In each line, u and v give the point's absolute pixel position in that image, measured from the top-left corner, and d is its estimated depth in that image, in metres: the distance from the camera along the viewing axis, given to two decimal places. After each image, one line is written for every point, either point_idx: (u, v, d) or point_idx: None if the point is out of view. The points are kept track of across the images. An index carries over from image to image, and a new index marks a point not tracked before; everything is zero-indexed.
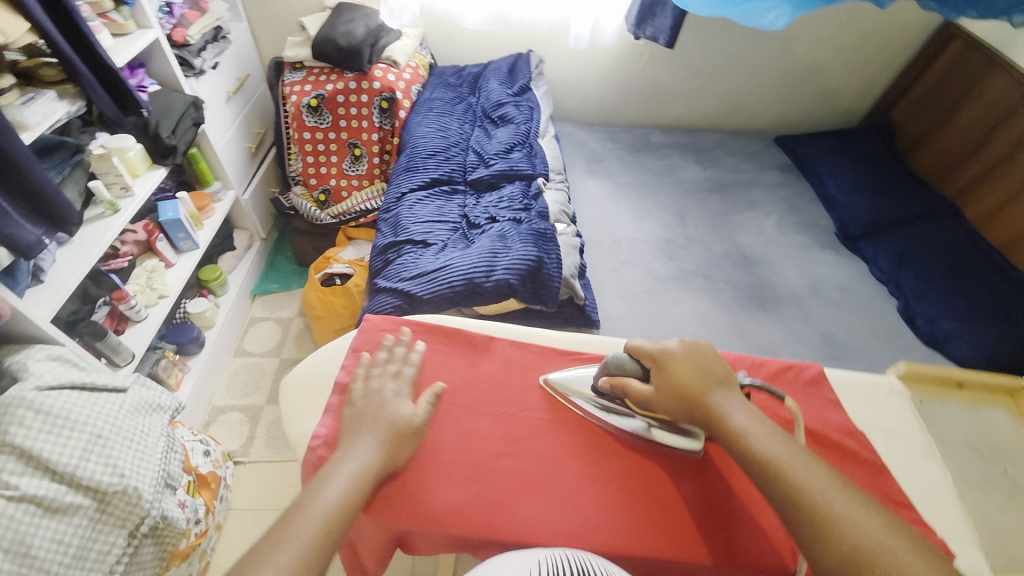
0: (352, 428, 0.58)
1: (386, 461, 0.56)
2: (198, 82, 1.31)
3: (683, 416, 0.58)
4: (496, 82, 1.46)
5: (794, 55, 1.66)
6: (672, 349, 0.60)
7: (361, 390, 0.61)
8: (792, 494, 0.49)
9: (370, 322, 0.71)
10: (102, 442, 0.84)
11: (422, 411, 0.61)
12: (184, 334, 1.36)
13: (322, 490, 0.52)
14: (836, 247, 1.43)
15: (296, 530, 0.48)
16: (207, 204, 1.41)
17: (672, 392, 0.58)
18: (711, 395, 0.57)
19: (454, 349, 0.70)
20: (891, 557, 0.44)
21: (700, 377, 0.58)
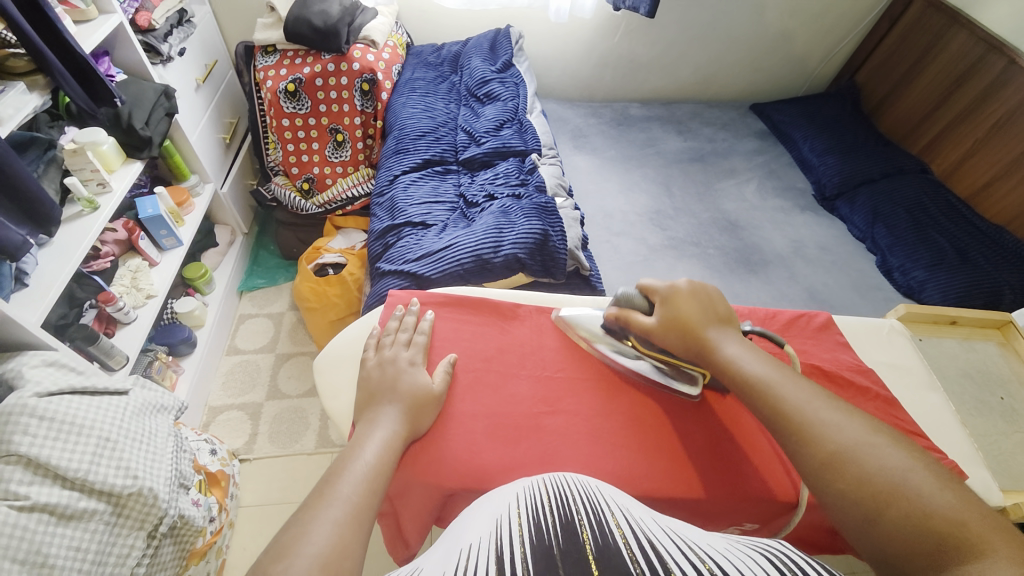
0: (370, 400, 0.57)
1: (409, 429, 0.56)
2: (166, 70, 1.24)
3: (681, 348, 0.60)
4: (478, 59, 1.44)
5: (765, 23, 1.70)
6: (679, 286, 0.63)
7: (373, 361, 0.61)
8: (778, 410, 0.51)
9: (394, 298, 0.72)
10: (112, 445, 0.81)
11: (439, 379, 0.61)
12: (174, 334, 1.31)
13: (359, 454, 0.51)
14: (815, 209, 1.49)
15: (340, 489, 0.46)
16: (186, 198, 1.35)
17: (673, 324, 0.60)
18: (709, 330, 0.59)
19: (483, 319, 0.72)
20: (869, 454, 0.46)
21: (702, 312, 0.60)
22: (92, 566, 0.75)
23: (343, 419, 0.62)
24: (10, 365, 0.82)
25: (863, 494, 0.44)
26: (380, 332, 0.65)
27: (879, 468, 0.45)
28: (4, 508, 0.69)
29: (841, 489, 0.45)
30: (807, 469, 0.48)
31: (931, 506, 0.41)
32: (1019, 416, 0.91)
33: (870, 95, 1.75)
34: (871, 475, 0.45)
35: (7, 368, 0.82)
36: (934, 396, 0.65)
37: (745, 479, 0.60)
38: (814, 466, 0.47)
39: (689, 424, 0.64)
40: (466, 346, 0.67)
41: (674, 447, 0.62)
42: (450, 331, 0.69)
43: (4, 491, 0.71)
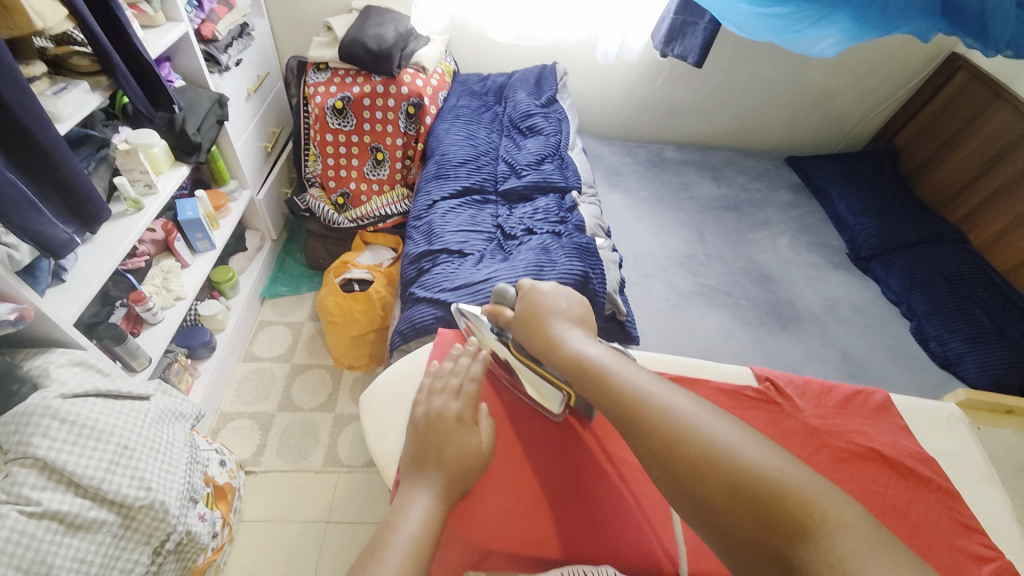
0: (416, 461, 0.55)
1: (455, 494, 0.54)
2: (222, 79, 1.28)
3: (530, 341, 0.64)
4: (523, 93, 1.46)
5: (807, 80, 1.72)
6: (540, 289, 0.68)
7: (421, 411, 0.58)
8: (614, 396, 0.53)
9: (444, 337, 0.70)
10: (129, 454, 0.79)
11: (487, 436, 0.59)
12: (195, 337, 1.31)
13: (402, 524, 0.49)
14: (849, 267, 1.48)
15: (384, 566, 0.45)
16: (224, 203, 1.37)
17: (530, 321, 0.65)
18: (559, 324, 0.63)
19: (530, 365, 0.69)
20: (693, 430, 0.47)
21: (559, 312, 0.65)
22: None
23: (386, 461, 0.60)
24: (37, 362, 0.82)
25: (685, 468, 0.46)
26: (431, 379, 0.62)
27: (724, 452, 0.46)
28: (16, 513, 0.68)
29: (664, 469, 0.47)
30: (646, 458, 0.49)
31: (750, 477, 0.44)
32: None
33: (909, 158, 1.75)
34: (692, 454, 0.46)
35: (33, 364, 0.81)
36: (993, 489, 0.62)
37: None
38: (648, 453, 0.49)
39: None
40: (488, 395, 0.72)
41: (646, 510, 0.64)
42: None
43: (16, 495, 0.69)
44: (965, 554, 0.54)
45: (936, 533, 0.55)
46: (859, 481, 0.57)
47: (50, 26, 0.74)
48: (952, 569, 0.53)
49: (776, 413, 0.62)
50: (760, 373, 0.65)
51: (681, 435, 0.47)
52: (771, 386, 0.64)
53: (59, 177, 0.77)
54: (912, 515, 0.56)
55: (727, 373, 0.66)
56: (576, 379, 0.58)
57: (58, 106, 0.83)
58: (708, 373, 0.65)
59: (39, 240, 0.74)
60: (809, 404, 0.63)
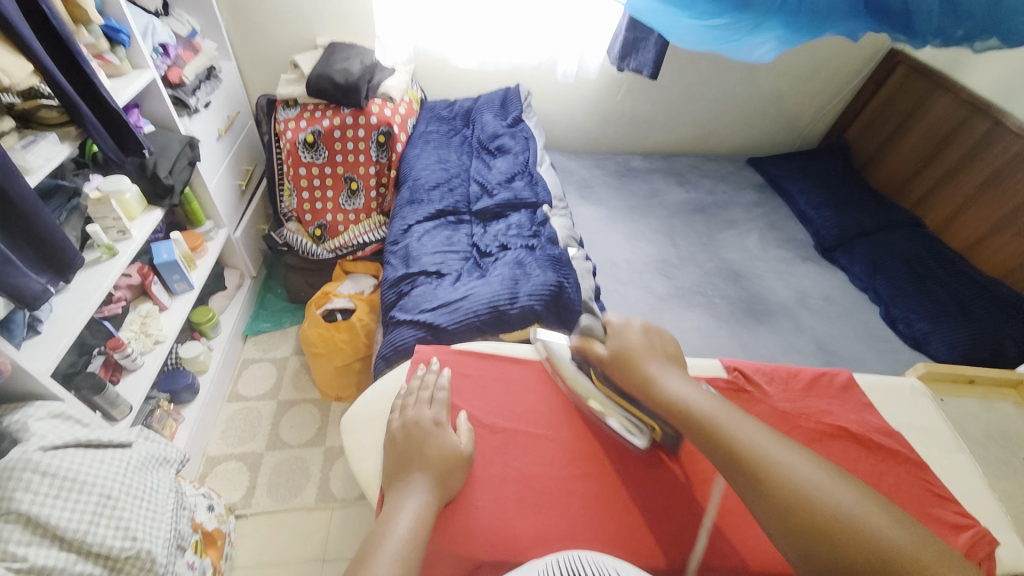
0: (399, 468, 0.56)
1: (441, 495, 0.55)
2: (192, 121, 1.30)
3: (631, 384, 0.62)
4: (490, 115, 1.51)
5: (760, 84, 1.80)
6: (631, 327, 0.66)
7: (399, 422, 0.60)
8: (734, 452, 0.53)
9: (419, 354, 0.72)
10: (113, 503, 0.78)
11: (466, 438, 0.61)
12: (178, 380, 1.29)
13: (391, 526, 0.49)
14: (816, 259, 1.53)
15: (375, 568, 0.45)
16: (200, 243, 1.37)
17: (623, 359, 0.63)
18: (659, 367, 0.62)
19: (505, 372, 0.71)
20: (821, 493, 0.48)
21: (653, 354, 0.63)
22: None
23: (369, 482, 0.60)
24: (15, 417, 0.80)
25: (816, 533, 0.46)
26: (405, 394, 0.64)
27: (858, 522, 0.46)
28: (1, 571, 0.66)
29: (790, 531, 0.47)
30: (767, 517, 0.49)
31: (882, 541, 0.44)
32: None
33: (861, 151, 1.84)
34: (822, 517, 0.47)
35: (11, 419, 0.79)
36: (962, 458, 0.64)
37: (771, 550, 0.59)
38: (773, 512, 0.49)
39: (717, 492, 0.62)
40: (491, 399, 0.68)
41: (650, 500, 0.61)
42: (472, 385, 0.69)
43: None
44: (941, 523, 0.56)
45: (909, 503, 0.57)
46: (830, 459, 0.59)
47: (17, 82, 0.76)
48: None
49: (746, 400, 0.64)
50: (730, 363, 0.67)
51: (807, 500, 0.48)
52: (740, 374, 0.66)
53: (28, 229, 0.77)
54: (883, 488, 0.58)
55: (699, 366, 0.68)
56: (685, 429, 0.57)
57: (28, 159, 0.83)
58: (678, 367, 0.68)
59: (12, 293, 0.74)
60: (778, 389, 0.65)
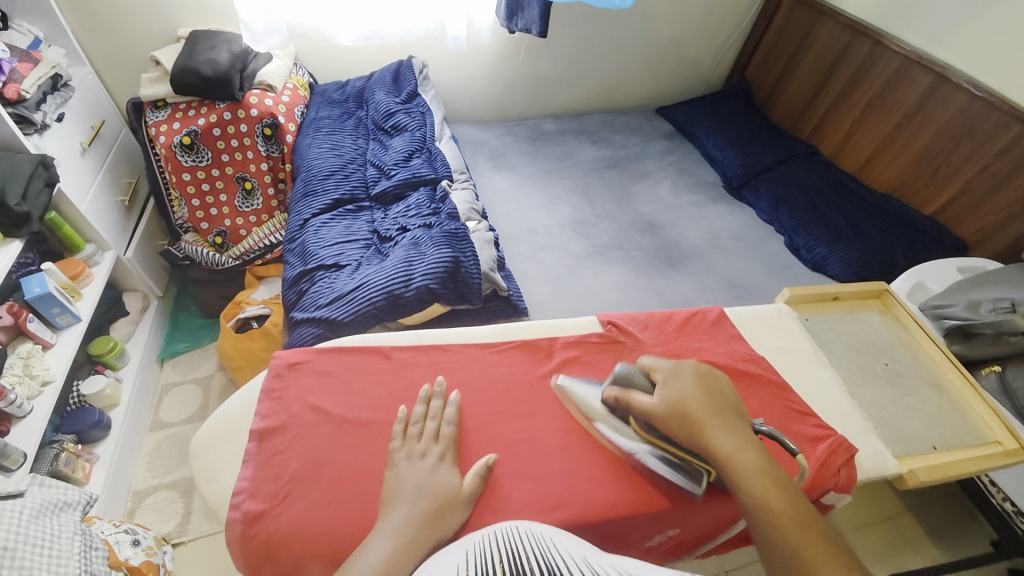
0: (384, 503, 0.53)
1: (433, 536, 0.50)
2: (43, 139, 1.16)
3: (681, 436, 0.55)
4: (382, 93, 1.44)
5: (656, 31, 1.79)
6: (685, 371, 0.60)
7: (399, 458, 0.56)
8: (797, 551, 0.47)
9: (277, 357, 0.67)
10: (9, 554, 0.73)
11: (472, 482, 0.56)
12: (83, 419, 1.21)
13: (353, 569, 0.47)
14: (726, 199, 1.57)
15: None
16: (82, 270, 1.26)
17: (674, 411, 0.56)
18: (715, 422, 0.55)
19: (373, 363, 0.67)
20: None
21: (711, 404, 0.57)
22: None
23: (225, 499, 0.58)
24: None
25: None
26: (270, 410, 0.61)
27: None
28: None
29: None
30: None
31: None
32: (906, 381, 0.85)
33: (761, 88, 1.89)
34: None
35: None
36: (824, 371, 0.69)
37: (646, 490, 0.59)
38: None
39: (599, 448, 0.62)
40: (353, 390, 0.64)
41: (523, 459, 0.60)
42: (335, 381, 0.64)
43: None
44: (802, 437, 0.60)
45: (771, 422, 0.61)
46: None
47: None
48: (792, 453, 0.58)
49: (619, 350, 0.69)
50: (604, 317, 0.72)
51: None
52: (614, 327, 0.71)
53: None
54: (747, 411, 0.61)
55: (577, 325, 0.72)
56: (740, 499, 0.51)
57: None
58: (558, 329, 0.72)
59: None
60: (651, 335, 0.69)
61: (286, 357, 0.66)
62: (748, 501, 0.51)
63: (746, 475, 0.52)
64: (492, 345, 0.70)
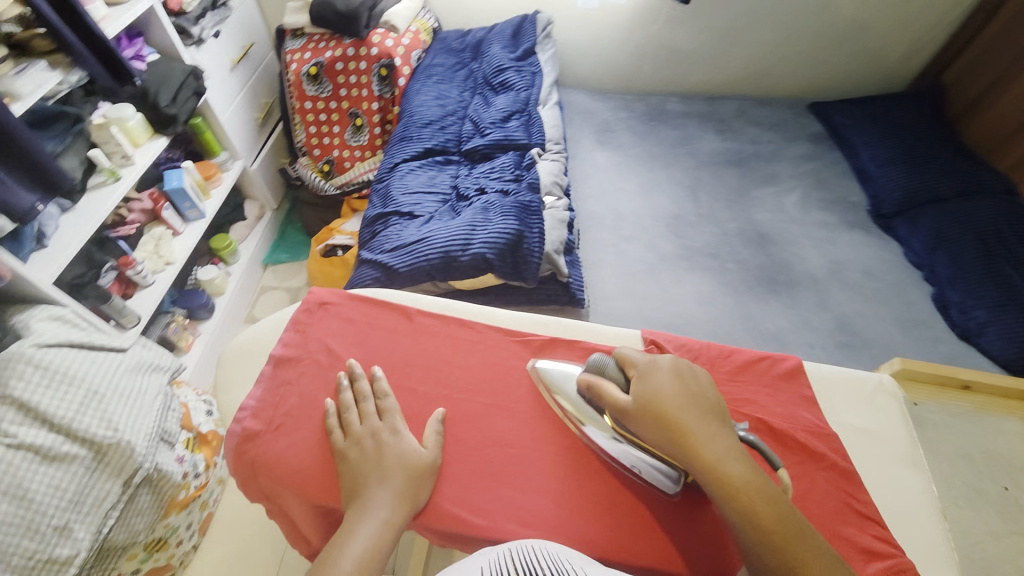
0: (356, 485, 0.53)
1: (407, 509, 0.52)
2: (199, 52, 1.31)
3: (654, 436, 0.50)
4: (499, 46, 1.39)
5: (833, 10, 1.49)
6: (659, 363, 0.54)
7: (348, 443, 0.55)
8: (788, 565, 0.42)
9: (313, 294, 0.71)
10: (99, 398, 0.90)
11: (432, 445, 0.56)
12: (194, 299, 1.42)
13: (339, 559, 0.48)
14: (867, 227, 1.31)
15: None
16: (214, 173, 1.44)
17: (647, 408, 0.50)
18: (695, 420, 0.49)
19: (395, 322, 0.67)
20: None
21: (695, 404, 0.50)
22: (69, 504, 0.83)
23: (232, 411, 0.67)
24: (21, 316, 0.93)
25: None
26: (291, 338, 0.65)
27: None
28: None
29: None
30: None
31: None
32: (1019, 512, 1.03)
33: (956, 99, 1.50)
34: None
35: (18, 318, 0.93)
36: (915, 476, 0.55)
37: (633, 535, 0.53)
38: None
39: (586, 477, 0.56)
40: (364, 343, 0.65)
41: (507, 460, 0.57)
42: (354, 330, 0.66)
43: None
44: (853, 547, 0.47)
45: (815, 516, 0.49)
46: None
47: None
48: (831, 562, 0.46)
49: None
50: (648, 335, 0.64)
51: None
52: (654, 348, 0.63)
53: (20, 154, 0.84)
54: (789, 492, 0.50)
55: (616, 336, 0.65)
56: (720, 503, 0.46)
57: (17, 85, 0.87)
58: (595, 336, 0.67)
59: (6, 209, 0.83)
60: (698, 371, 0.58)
61: (317, 295, 0.69)
62: (730, 507, 0.45)
63: (740, 492, 0.45)
64: (517, 334, 0.67)
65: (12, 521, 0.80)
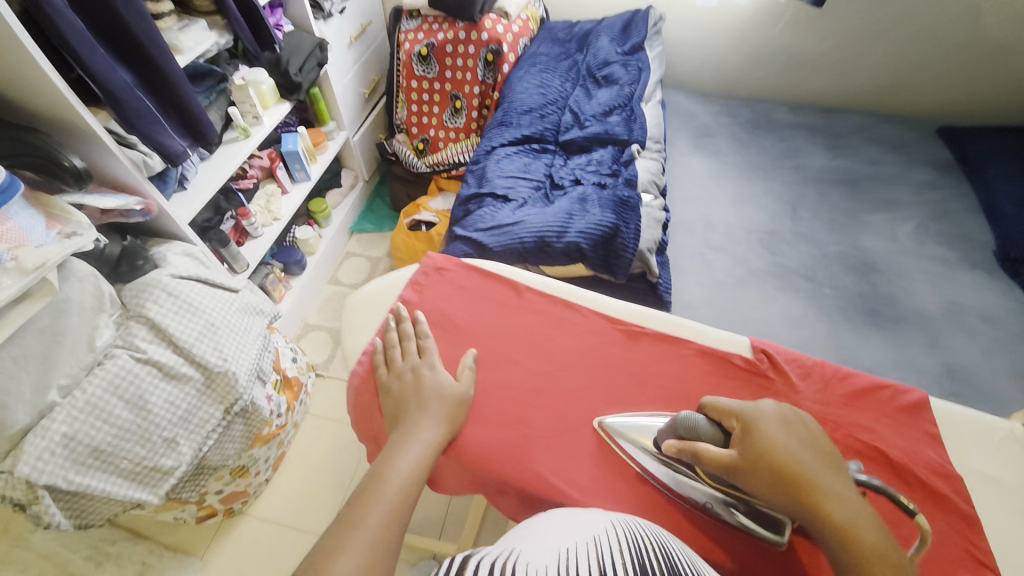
0: (399, 412, 0.58)
1: (444, 434, 0.57)
2: (326, 25, 1.41)
3: (774, 494, 0.46)
4: (607, 40, 1.38)
5: (986, 24, 1.34)
6: (763, 410, 0.51)
7: (392, 374, 0.61)
8: None
9: (428, 260, 0.76)
10: (214, 331, 0.99)
11: (464, 379, 0.61)
12: (290, 256, 1.53)
13: (387, 473, 0.52)
14: (992, 269, 1.18)
15: (371, 509, 0.49)
16: (322, 141, 1.54)
17: (766, 462, 0.47)
18: (820, 476, 0.46)
19: (503, 295, 0.70)
20: None
21: (819, 463, 0.47)
22: (179, 420, 0.93)
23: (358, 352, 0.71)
24: (160, 249, 1.03)
25: None
26: (409, 296, 0.70)
27: None
28: (128, 356, 0.89)
29: None
30: None
31: None
32: None
33: None
34: None
35: (157, 251, 1.03)
36: None
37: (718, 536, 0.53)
38: None
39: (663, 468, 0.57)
40: (471, 310, 0.68)
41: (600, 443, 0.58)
42: (464, 296, 0.70)
43: (130, 342, 0.90)
44: None
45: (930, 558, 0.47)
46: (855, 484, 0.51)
47: None
48: None
49: (763, 385, 0.59)
50: (758, 344, 0.62)
51: None
52: (765, 357, 0.61)
53: (177, 102, 0.93)
54: None
55: (722, 340, 0.64)
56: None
57: (181, 40, 0.97)
58: (699, 336, 0.66)
59: (161, 150, 0.92)
60: (811, 388, 0.57)
61: (434, 261, 0.74)
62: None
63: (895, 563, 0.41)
64: (621, 323, 0.67)
65: (129, 428, 0.88)
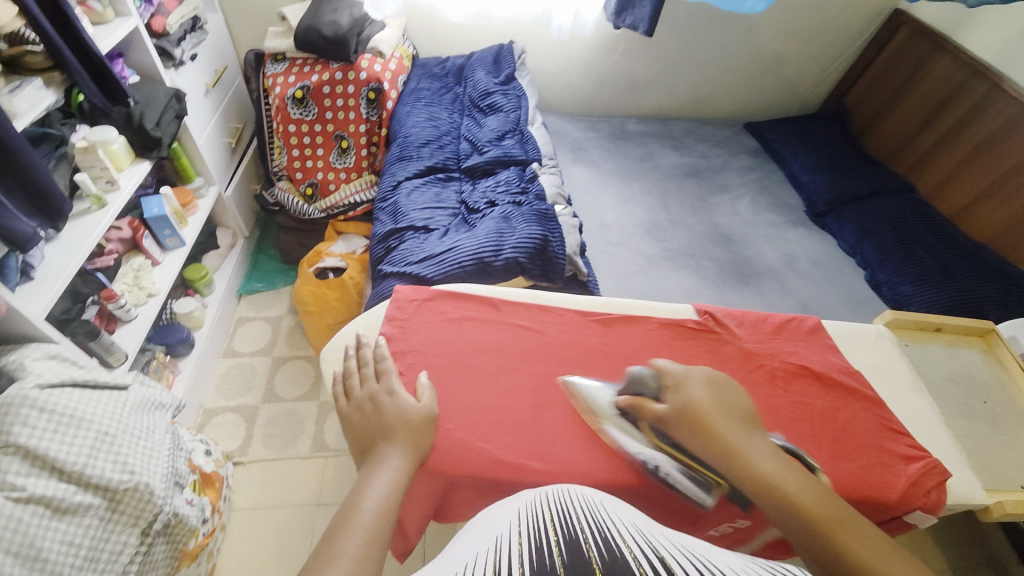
0: (366, 443, 0.56)
1: (414, 455, 0.56)
2: (178, 74, 1.27)
3: (695, 443, 0.55)
4: (482, 72, 1.48)
5: (758, 46, 1.76)
6: (694, 375, 0.60)
7: (352, 405, 0.59)
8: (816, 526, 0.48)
9: (398, 293, 0.77)
10: (111, 440, 0.81)
11: (426, 398, 0.61)
12: (172, 334, 1.31)
13: (361, 503, 0.49)
14: (806, 224, 1.53)
15: (346, 543, 0.44)
16: (191, 200, 1.37)
17: (689, 416, 0.56)
18: (731, 425, 0.56)
19: (484, 311, 0.76)
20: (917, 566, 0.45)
21: (730, 405, 0.58)
22: (85, 562, 0.74)
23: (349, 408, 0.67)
24: (13, 356, 0.82)
25: None
26: (393, 332, 0.71)
27: None
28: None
29: None
30: None
31: None
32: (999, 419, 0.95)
33: (859, 117, 1.81)
34: None
35: (9, 359, 0.82)
36: (918, 398, 0.71)
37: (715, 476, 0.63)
38: None
39: None
40: (458, 334, 0.72)
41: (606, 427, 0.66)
42: (449, 320, 0.73)
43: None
44: (895, 454, 0.63)
45: (863, 435, 0.64)
46: (794, 395, 0.66)
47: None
48: (881, 466, 0.62)
49: (715, 339, 0.72)
50: (701, 308, 0.76)
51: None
52: (710, 317, 0.75)
53: (23, 174, 0.78)
54: (839, 419, 0.65)
55: (674, 310, 0.77)
56: (761, 496, 0.51)
57: (13, 104, 0.83)
58: (653, 311, 0.77)
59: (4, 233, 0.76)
60: (747, 331, 0.73)
61: (410, 295, 0.76)
62: (770, 493, 0.51)
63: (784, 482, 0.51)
64: (593, 315, 0.75)
65: None
